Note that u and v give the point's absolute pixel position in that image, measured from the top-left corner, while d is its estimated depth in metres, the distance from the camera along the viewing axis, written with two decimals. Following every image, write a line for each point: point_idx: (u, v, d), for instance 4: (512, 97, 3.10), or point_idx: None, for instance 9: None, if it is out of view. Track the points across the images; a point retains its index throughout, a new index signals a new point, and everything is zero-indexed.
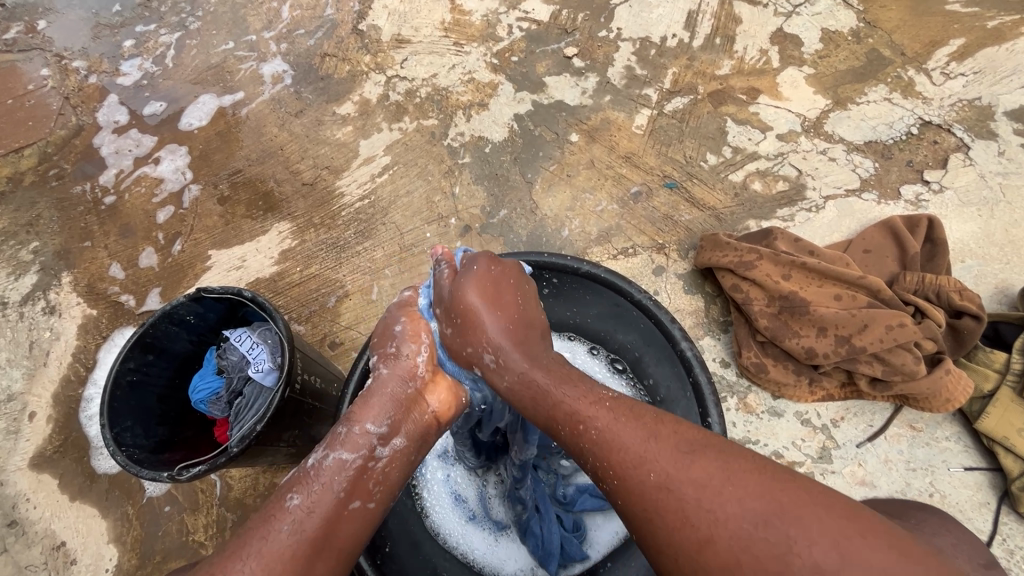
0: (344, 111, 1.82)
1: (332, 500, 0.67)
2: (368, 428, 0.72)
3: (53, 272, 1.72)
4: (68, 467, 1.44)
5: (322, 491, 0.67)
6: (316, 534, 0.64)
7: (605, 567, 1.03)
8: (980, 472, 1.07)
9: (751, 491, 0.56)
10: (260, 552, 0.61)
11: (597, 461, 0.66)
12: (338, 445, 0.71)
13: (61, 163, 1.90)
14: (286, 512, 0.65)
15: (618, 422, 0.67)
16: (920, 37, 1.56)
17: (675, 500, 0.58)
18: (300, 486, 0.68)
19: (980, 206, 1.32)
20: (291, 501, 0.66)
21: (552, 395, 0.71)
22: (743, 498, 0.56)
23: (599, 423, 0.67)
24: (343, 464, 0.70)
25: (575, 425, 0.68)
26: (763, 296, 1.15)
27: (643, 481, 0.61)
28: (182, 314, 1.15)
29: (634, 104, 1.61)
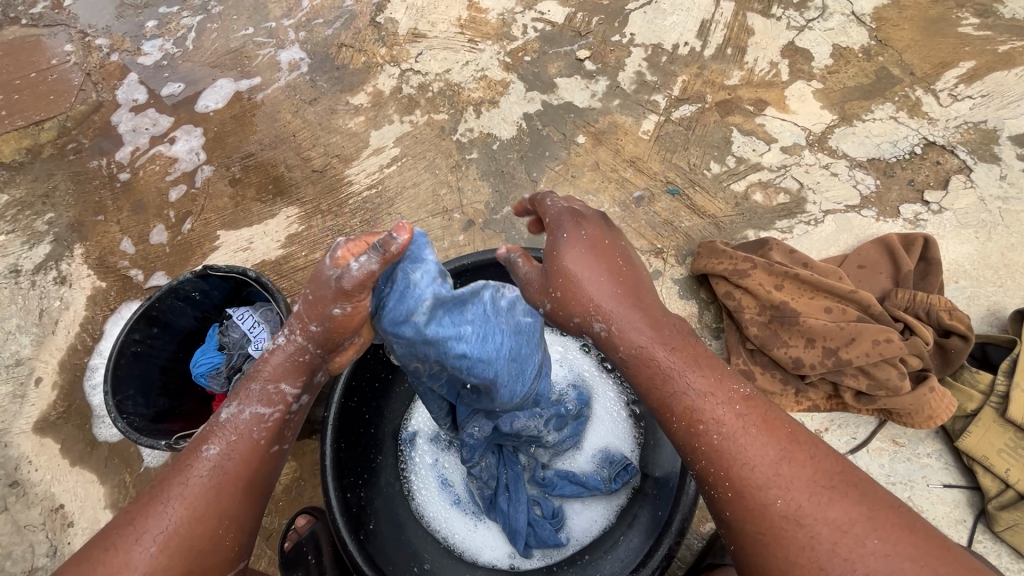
0: (358, 101, 1.85)
1: (247, 446, 0.70)
2: (284, 390, 0.71)
3: (66, 243, 1.76)
4: (71, 433, 1.48)
5: (239, 441, 0.70)
6: (235, 471, 0.69)
7: (582, 559, 1.06)
8: (959, 490, 1.09)
9: (865, 533, 0.59)
10: (181, 497, 0.66)
11: (710, 464, 0.66)
12: (251, 401, 0.71)
13: (80, 137, 1.94)
14: (202, 460, 0.68)
15: (747, 434, 0.66)
16: (930, 57, 1.57)
17: (798, 527, 0.60)
18: (216, 438, 0.69)
19: (978, 228, 1.34)
20: (207, 452, 0.68)
21: (675, 386, 0.70)
22: (885, 551, 0.57)
23: (721, 429, 0.66)
24: (262, 416, 0.71)
25: (693, 423, 0.68)
26: (754, 304, 1.16)
27: (768, 504, 0.63)
28: (188, 290, 1.18)
29: (643, 109, 1.63)
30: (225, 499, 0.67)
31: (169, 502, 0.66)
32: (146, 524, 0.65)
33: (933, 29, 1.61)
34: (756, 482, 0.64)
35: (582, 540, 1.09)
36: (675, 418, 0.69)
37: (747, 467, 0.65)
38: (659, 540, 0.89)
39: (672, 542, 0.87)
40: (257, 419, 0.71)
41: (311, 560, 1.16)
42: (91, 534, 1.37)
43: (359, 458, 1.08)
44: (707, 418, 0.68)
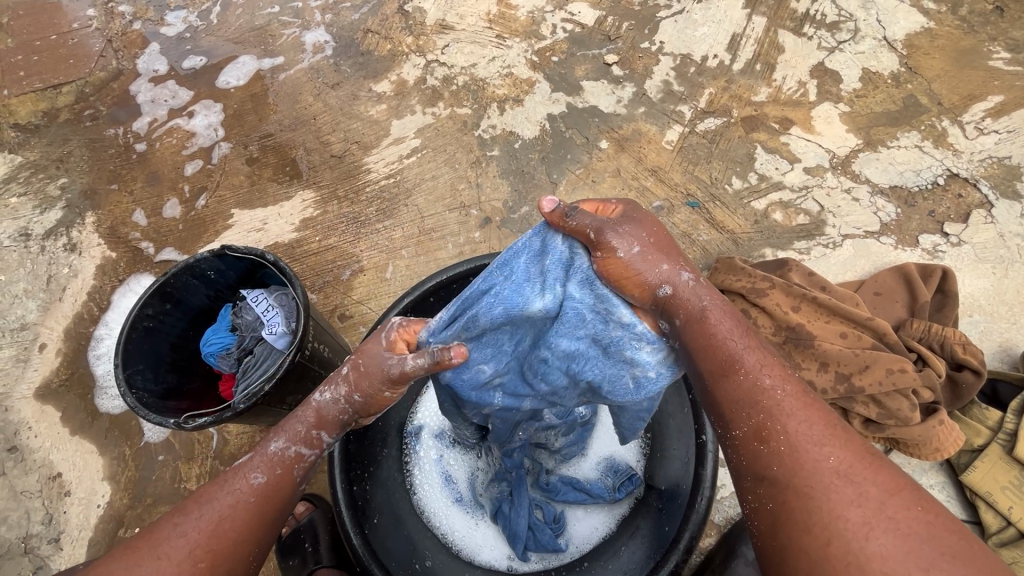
0: (381, 89, 1.84)
1: (291, 480, 0.72)
2: (332, 433, 0.75)
3: (78, 210, 1.75)
4: (72, 402, 1.48)
5: (281, 475, 0.71)
6: (263, 510, 0.69)
7: (583, 566, 1.05)
8: (960, 522, 1.10)
9: (912, 521, 0.56)
10: (217, 522, 0.67)
11: (756, 422, 0.66)
12: (299, 438, 0.73)
13: (97, 104, 1.93)
14: (251, 488, 0.69)
15: (796, 408, 0.67)
16: (959, 89, 1.57)
17: (827, 488, 0.60)
18: (264, 467, 0.71)
19: (995, 264, 1.34)
20: (252, 480, 0.70)
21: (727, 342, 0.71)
22: (923, 531, 0.56)
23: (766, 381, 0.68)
24: (304, 454, 0.73)
25: (733, 372, 0.69)
26: (770, 323, 1.15)
27: (810, 461, 0.62)
28: (204, 268, 1.18)
29: (668, 119, 1.63)
30: (254, 537, 0.68)
31: (209, 521, 0.67)
32: (176, 541, 0.66)
33: (964, 60, 1.61)
34: (803, 440, 0.64)
35: (582, 546, 1.10)
36: (723, 373, 0.70)
37: (792, 429, 0.65)
38: (664, 554, 0.89)
39: (677, 556, 0.88)
40: (300, 459, 0.73)
41: (308, 548, 1.15)
42: (87, 505, 1.36)
43: (365, 451, 1.07)
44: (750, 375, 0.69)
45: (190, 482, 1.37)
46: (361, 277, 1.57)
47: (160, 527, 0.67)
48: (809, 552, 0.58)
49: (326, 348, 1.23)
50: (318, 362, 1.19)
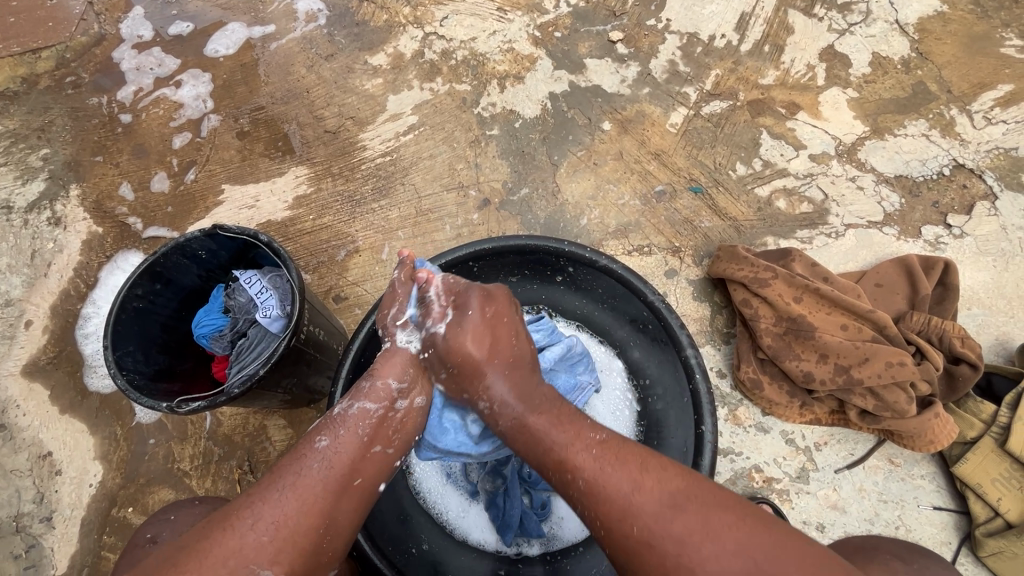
0: (377, 62, 1.77)
1: (353, 442, 0.79)
2: (391, 383, 0.85)
3: (62, 182, 1.69)
4: (61, 380, 1.45)
5: (348, 436, 0.79)
6: (336, 465, 0.77)
7: (577, 551, 1.07)
8: (947, 513, 1.11)
9: (719, 537, 0.63)
10: (295, 485, 0.74)
11: (587, 510, 0.71)
12: (362, 397, 0.83)
13: (80, 71, 1.84)
14: (315, 452, 0.77)
15: (605, 472, 0.71)
16: (970, 77, 1.53)
17: (657, 555, 0.65)
18: (327, 431, 0.80)
19: (996, 257, 1.33)
20: (318, 443, 0.78)
21: (546, 440, 0.76)
22: (738, 554, 0.62)
23: (587, 475, 0.72)
24: (367, 411, 0.82)
25: (564, 472, 0.74)
26: (771, 314, 1.15)
27: (630, 534, 0.67)
28: (195, 249, 1.14)
29: (672, 101, 1.59)
30: (329, 495, 0.75)
31: (282, 490, 0.73)
32: (258, 508, 0.72)
33: (975, 47, 1.57)
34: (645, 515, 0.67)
35: (573, 534, 1.09)
36: (550, 470, 0.75)
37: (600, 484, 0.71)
38: None
39: None
40: (363, 417, 0.82)
41: None
42: (78, 484, 1.35)
43: None
44: (574, 466, 0.73)
45: (183, 463, 1.36)
46: (356, 257, 1.54)
47: (237, 498, 0.75)
48: None
49: (321, 331, 1.20)
50: (313, 345, 1.16)
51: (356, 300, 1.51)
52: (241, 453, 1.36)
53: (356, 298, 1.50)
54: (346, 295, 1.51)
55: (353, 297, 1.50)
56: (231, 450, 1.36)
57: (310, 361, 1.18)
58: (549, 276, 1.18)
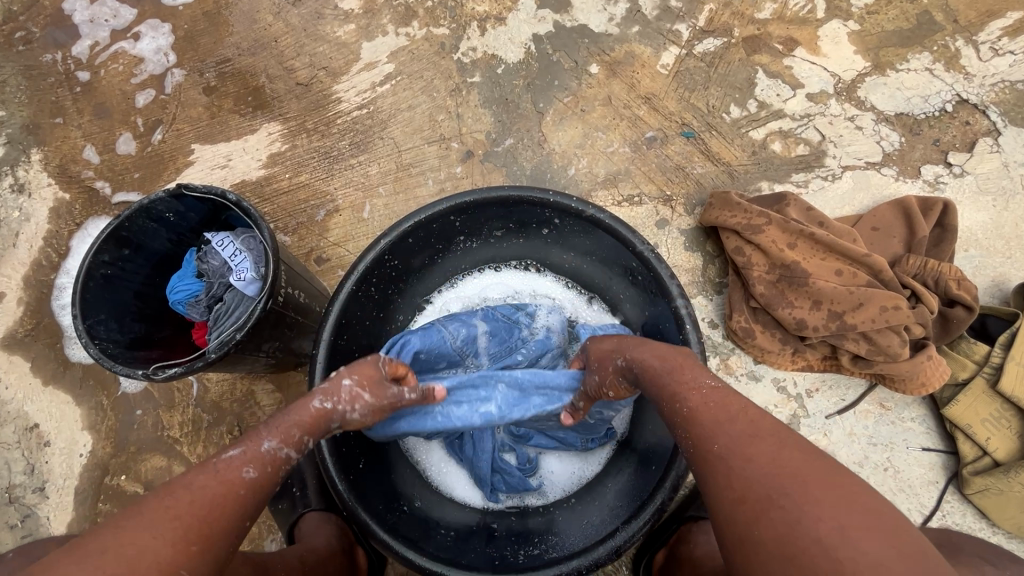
0: (347, 6, 1.65)
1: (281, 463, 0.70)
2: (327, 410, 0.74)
3: (22, 147, 1.60)
4: (41, 352, 1.42)
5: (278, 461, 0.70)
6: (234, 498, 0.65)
7: (568, 503, 1.08)
8: (936, 454, 1.12)
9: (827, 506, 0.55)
10: (206, 508, 0.63)
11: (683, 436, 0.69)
12: (295, 420, 0.72)
13: (28, 25, 1.71)
14: (240, 481, 0.66)
15: (710, 406, 0.69)
16: (978, 4, 1.44)
17: (734, 472, 0.62)
18: (255, 461, 0.68)
19: (996, 196, 1.29)
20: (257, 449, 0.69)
21: (659, 377, 0.75)
22: (842, 520, 0.54)
23: (690, 403, 0.70)
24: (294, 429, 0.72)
25: (670, 400, 0.72)
26: (764, 262, 1.11)
27: (710, 451, 0.65)
28: (161, 211, 1.08)
29: (663, 40, 1.49)
30: (236, 524, 0.65)
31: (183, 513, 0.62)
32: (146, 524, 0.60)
33: None
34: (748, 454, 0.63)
35: (560, 487, 1.11)
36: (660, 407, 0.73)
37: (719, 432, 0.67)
38: (647, 500, 0.89)
39: (665, 495, 0.87)
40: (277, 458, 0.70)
41: (296, 492, 1.16)
42: (69, 454, 1.34)
43: None
44: (683, 394, 0.72)
45: (173, 430, 1.35)
46: (336, 217, 1.48)
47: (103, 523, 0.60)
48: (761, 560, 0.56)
49: (302, 294, 1.16)
50: (293, 308, 1.12)
51: (339, 261, 1.46)
52: (230, 418, 1.34)
53: (338, 259, 1.46)
54: (328, 257, 1.45)
55: (335, 258, 1.45)
56: (220, 416, 1.34)
57: (292, 325, 1.14)
58: (536, 228, 1.14)
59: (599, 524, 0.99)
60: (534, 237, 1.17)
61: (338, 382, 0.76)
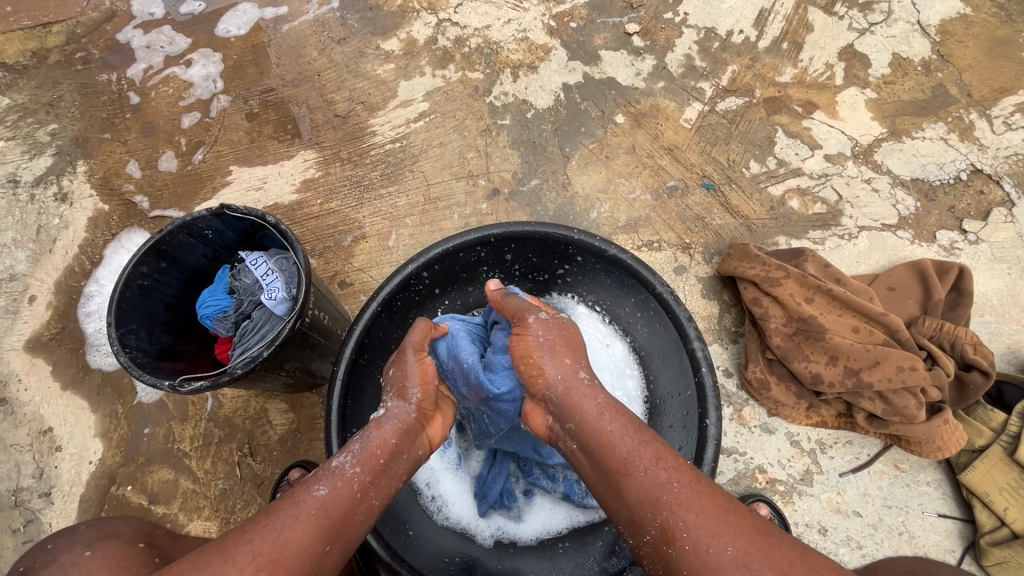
0: (389, 47, 1.75)
1: (341, 496, 0.74)
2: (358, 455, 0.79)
3: (69, 158, 1.69)
4: (63, 356, 1.45)
5: (343, 487, 0.75)
6: (344, 502, 0.74)
7: (561, 547, 1.05)
8: (952, 520, 1.10)
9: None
10: (293, 522, 0.69)
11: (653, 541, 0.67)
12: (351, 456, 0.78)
13: (89, 47, 1.85)
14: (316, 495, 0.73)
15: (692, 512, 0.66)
16: (991, 80, 1.50)
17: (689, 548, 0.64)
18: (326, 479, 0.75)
19: (1011, 264, 1.31)
20: (315, 492, 0.73)
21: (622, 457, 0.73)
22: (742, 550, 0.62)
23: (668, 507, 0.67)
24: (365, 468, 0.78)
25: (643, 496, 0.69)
26: (781, 314, 1.15)
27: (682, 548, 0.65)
28: (201, 228, 1.13)
29: (687, 96, 1.56)
30: (318, 545, 0.69)
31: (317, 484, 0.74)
32: (248, 547, 0.65)
33: (998, 51, 1.54)
34: (703, 563, 0.63)
35: (547, 532, 1.08)
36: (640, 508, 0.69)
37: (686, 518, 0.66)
38: None
39: None
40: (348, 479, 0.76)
41: None
42: (79, 461, 1.34)
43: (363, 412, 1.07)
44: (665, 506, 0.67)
45: (183, 443, 1.35)
46: (362, 244, 1.53)
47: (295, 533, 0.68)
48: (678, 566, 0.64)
49: (326, 316, 1.21)
50: (317, 329, 1.17)
51: (362, 287, 1.50)
52: (241, 436, 1.34)
53: (360, 284, 1.50)
54: (351, 281, 1.50)
55: (358, 283, 1.50)
56: (232, 433, 1.35)
57: (314, 345, 1.18)
58: (556, 265, 1.15)
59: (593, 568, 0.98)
60: (554, 274, 1.18)
61: (320, 486, 0.73)
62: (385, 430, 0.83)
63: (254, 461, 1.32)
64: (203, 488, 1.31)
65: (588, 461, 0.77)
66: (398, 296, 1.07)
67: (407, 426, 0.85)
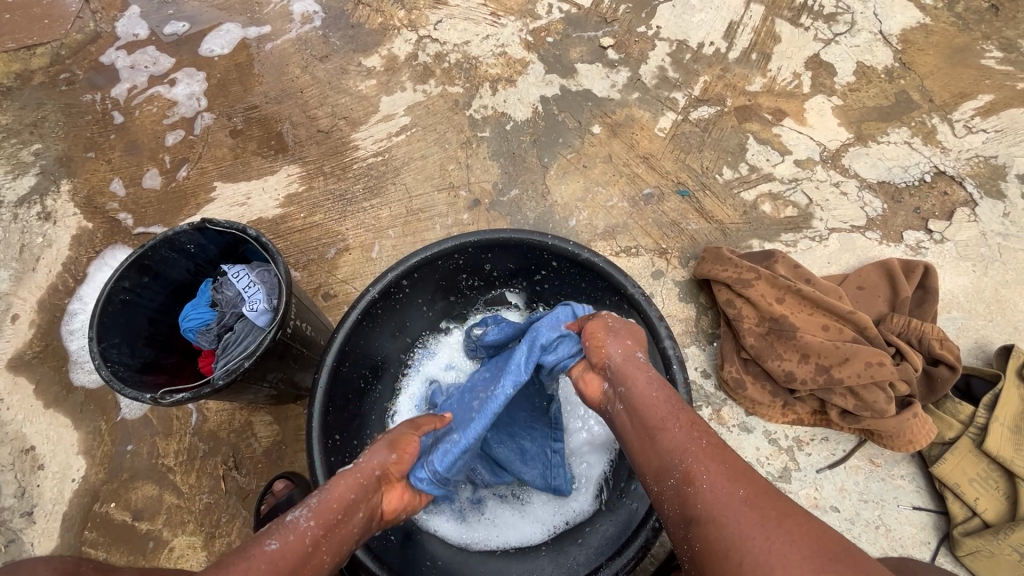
0: (371, 64, 1.78)
1: (296, 549, 0.69)
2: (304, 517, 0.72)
3: (53, 178, 1.70)
4: (45, 374, 1.44)
5: (296, 541, 0.69)
6: (297, 558, 0.68)
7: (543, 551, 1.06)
8: (927, 513, 1.13)
9: (769, 525, 0.58)
10: None
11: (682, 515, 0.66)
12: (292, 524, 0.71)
13: (73, 68, 1.87)
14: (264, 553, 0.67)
15: (731, 499, 0.62)
16: (951, 86, 1.56)
17: (717, 522, 0.61)
18: (278, 533, 0.69)
19: (975, 262, 1.36)
20: (268, 546, 0.68)
21: (660, 431, 0.72)
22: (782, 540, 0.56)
23: (702, 483, 0.64)
24: (321, 524, 0.73)
25: (681, 474, 0.67)
26: (754, 314, 1.18)
27: (713, 522, 0.62)
28: (184, 242, 1.15)
29: (661, 106, 1.61)
30: None
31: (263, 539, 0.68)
32: None
33: (957, 58, 1.60)
34: (733, 532, 0.59)
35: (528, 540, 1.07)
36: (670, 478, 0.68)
37: (711, 488, 0.64)
38: (636, 531, 0.93)
39: (648, 533, 0.91)
40: (301, 540, 0.70)
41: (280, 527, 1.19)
42: (61, 478, 1.34)
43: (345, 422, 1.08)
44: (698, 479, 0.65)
45: (167, 458, 1.35)
46: (346, 256, 1.55)
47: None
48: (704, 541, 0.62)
49: (309, 326, 1.22)
50: (299, 340, 1.18)
51: (346, 298, 1.52)
52: (225, 449, 1.35)
53: (344, 295, 1.52)
54: (335, 293, 1.51)
55: (342, 295, 1.52)
56: (216, 446, 1.35)
57: (297, 356, 1.20)
58: (532, 271, 1.18)
59: (577, 566, 1.00)
60: (530, 280, 1.21)
61: (266, 543, 0.68)
62: (346, 483, 0.78)
63: (239, 474, 1.32)
64: (187, 502, 1.31)
65: (629, 417, 0.77)
66: (378, 305, 1.09)
67: (369, 482, 0.81)
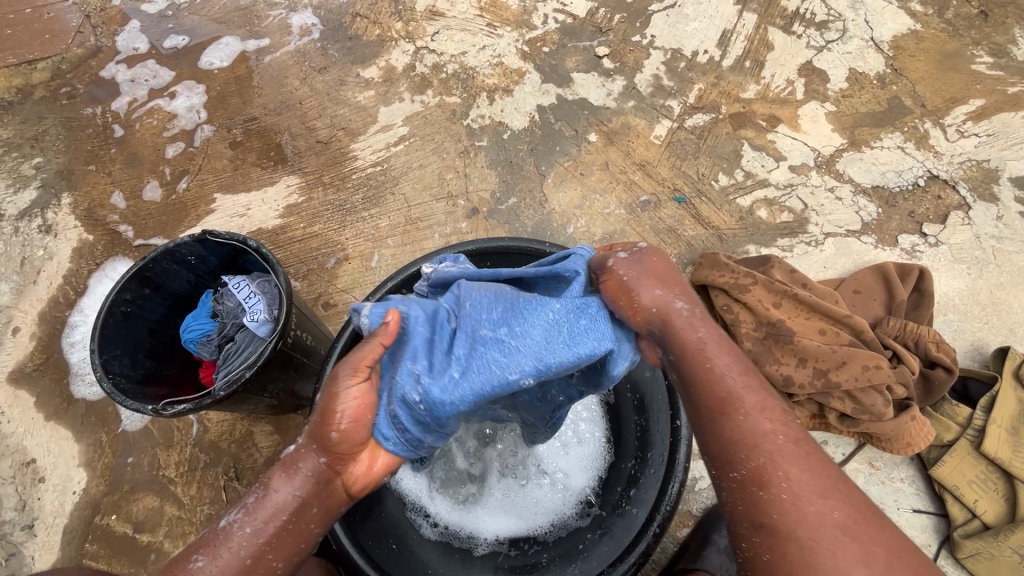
0: (369, 75, 1.80)
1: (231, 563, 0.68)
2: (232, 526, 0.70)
3: (54, 191, 1.72)
4: (46, 387, 1.45)
5: (227, 558, 0.68)
6: (232, 573, 0.68)
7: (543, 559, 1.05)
8: (927, 515, 1.13)
9: (863, 543, 0.59)
10: None
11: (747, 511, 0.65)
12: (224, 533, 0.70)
13: (74, 82, 1.89)
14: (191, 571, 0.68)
15: (816, 498, 0.63)
16: (943, 92, 1.58)
17: (795, 517, 0.62)
18: (205, 549, 0.69)
19: (970, 265, 1.37)
20: (194, 563, 0.68)
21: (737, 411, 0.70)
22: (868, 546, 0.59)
23: (788, 473, 0.65)
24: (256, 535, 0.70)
25: (759, 470, 0.66)
26: (751, 319, 1.19)
27: (786, 520, 0.63)
28: (184, 254, 1.15)
29: (657, 113, 1.62)
30: None
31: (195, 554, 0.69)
32: None
33: (948, 63, 1.62)
34: (811, 533, 0.61)
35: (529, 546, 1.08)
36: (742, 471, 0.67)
37: (795, 488, 0.64)
38: (638, 537, 0.93)
39: (649, 540, 0.91)
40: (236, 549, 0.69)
41: None
42: (62, 491, 1.34)
43: None
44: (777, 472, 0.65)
45: (168, 469, 1.35)
46: (346, 265, 1.56)
47: None
48: (776, 538, 0.62)
49: (309, 336, 1.23)
50: (299, 349, 1.18)
51: (346, 307, 1.53)
52: (226, 459, 1.35)
53: (344, 305, 1.52)
54: (335, 302, 1.52)
55: (341, 304, 1.52)
56: (217, 457, 1.35)
57: (297, 366, 1.20)
58: None
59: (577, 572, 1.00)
60: None
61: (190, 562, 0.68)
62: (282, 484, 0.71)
63: (240, 485, 1.33)
64: (189, 514, 1.31)
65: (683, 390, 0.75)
66: None
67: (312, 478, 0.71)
